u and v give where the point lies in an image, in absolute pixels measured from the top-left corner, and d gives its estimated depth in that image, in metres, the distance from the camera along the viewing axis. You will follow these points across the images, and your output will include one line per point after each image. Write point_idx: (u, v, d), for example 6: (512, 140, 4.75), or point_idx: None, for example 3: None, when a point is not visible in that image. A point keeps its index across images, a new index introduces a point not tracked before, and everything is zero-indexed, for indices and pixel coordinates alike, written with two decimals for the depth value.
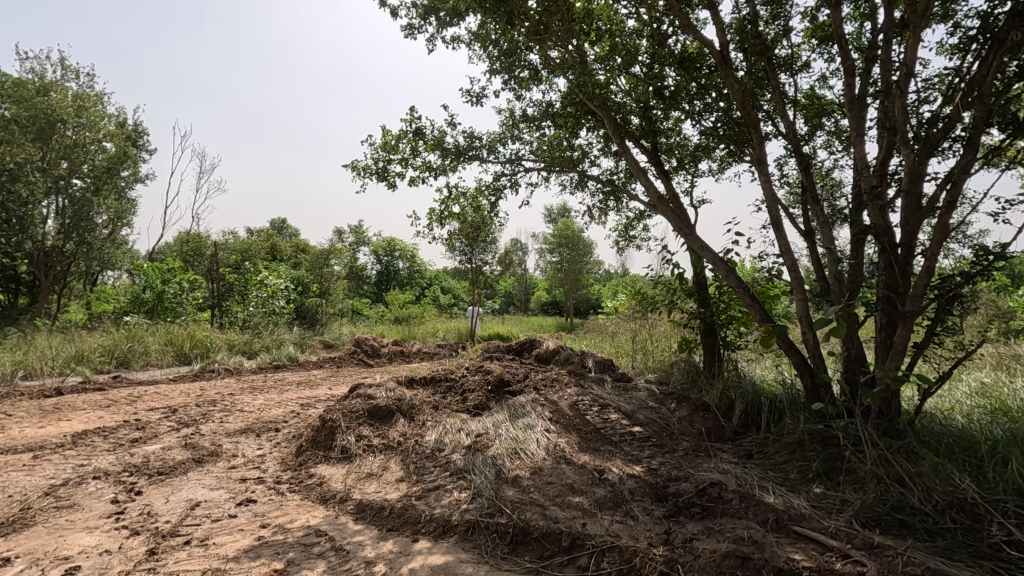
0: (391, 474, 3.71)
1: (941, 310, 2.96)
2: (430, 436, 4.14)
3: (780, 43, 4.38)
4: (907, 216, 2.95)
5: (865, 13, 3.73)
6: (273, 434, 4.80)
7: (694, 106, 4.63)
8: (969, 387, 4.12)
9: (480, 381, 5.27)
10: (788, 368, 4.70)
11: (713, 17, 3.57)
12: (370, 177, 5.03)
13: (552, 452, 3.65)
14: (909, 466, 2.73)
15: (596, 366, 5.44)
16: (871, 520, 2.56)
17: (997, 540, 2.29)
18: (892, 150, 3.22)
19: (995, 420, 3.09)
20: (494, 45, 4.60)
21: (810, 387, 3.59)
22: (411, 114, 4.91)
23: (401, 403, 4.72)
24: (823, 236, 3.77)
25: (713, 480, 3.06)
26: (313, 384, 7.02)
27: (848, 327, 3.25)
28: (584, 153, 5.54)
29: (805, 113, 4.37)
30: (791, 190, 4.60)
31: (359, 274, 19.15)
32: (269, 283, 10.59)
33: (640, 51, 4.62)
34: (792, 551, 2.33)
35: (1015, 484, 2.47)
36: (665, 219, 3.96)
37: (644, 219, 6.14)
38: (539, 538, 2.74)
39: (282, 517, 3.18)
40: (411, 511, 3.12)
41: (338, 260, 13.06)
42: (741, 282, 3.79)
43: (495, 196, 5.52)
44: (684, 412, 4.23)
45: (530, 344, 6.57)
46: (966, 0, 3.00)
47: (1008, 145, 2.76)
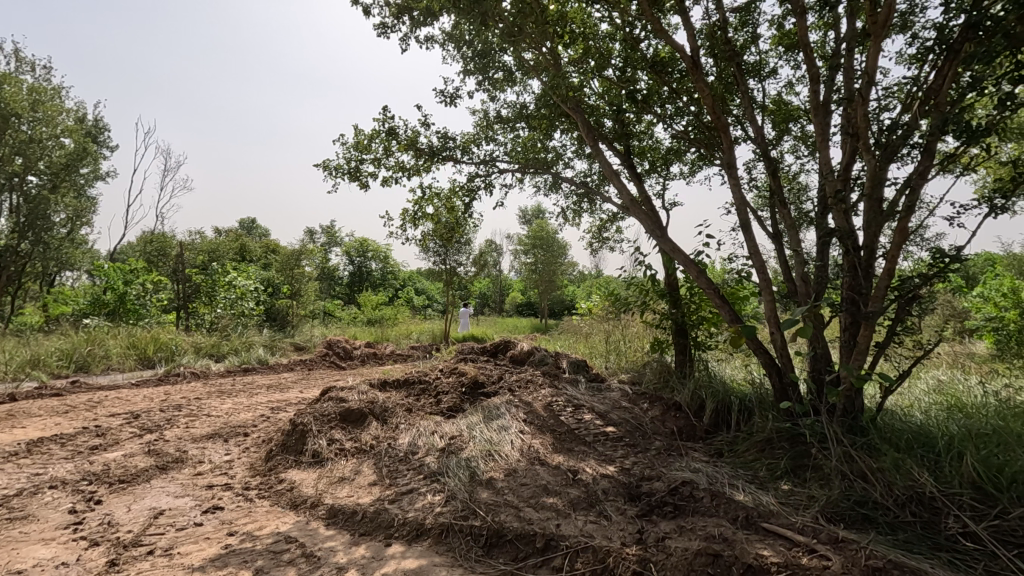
0: (364, 478, 3.65)
1: (901, 310, 3.06)
2: (403, 439, 4.10)
3: (749, 50, 4.47)
4: (869, 220, 3.04)
5: (828, 23, 3.84)
6: (242, 439, 4.69)
7: (666, 109, 4.69)
8: (928, 385, 4.27)
9: (454, 382, 5.25)
10: (757, 368, 4.80)
11: (684, 22, 3.62)
12: (342, 177, 4.97)
13: (526, 453, 3.65)
14: (871, 462, 2.81)
15: (571, 367, 5.47)
16: (836, 515, 2.63)
17: (953, 532, 2.37)
18: (856, 155, 3.30)
19: (953, 417, 3.20)
20: (468, 46, 4.56)
21: (777, 386, 3.66)
22: (385, 113, 4.89)
23: (374, 406, 4.66)
24: (790, 238, 3.85)
25: (684, 479, 3.10)
26: (283, 387, 6.89)
27: (815, 327, 3.32)
28: (558, 155, 5.57)
29: (773, 118, 4.48)
30: (760, 194, 4.69)
31: (331, 274, 18.90)
32: (237, 284, 10.37)
33: (613, 55, 4.65)
34: (761, 547, 2.37)
35: (970, 478, 2.56)
36: (637, 221, 4.00)
37: (617, 221, 6.21)
38: (513, 540, 2.73)
39: (250, 524, 3.10)
40: (384, 515, 3.08)
41: (310, 261, 12.85)
42: (711, 283, 3.84)
43: (469, 196, 5.50)
44: (657, 412, 4.29)
45: (505, 345, 6.57)
46: (923, 12, 3.11)
47: (962, 152, 2.87)
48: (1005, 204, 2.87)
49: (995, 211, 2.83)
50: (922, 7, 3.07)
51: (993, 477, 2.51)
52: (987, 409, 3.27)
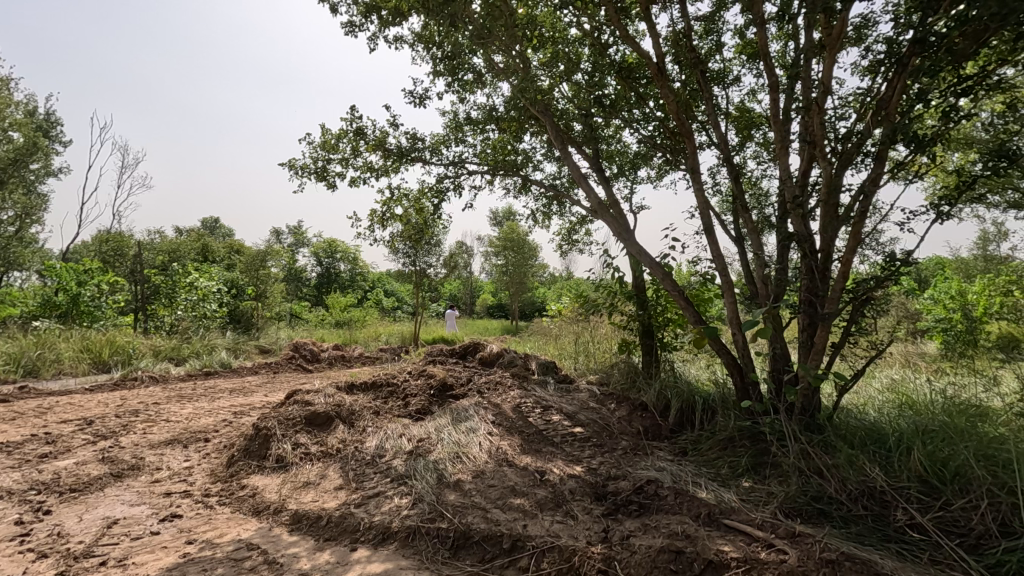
0: (329, 482, 3.61)
1: (855, 312, 3.18)
2: (370, 442, 4.06)
3: (713, 58, 4.59)
4: (825, 225, 3.15)
5: (787, 34, 3.97)
6: (202, 445, 4.56)
7: (633, 114, 4.78)
8: (881, 384, 4.45)
9: (423, 385, 5.22)
10: (720, 368, 4.92)
11: (649, 29, 3.70)
12: (308, 177, 4.92)
13: (494, 454, 3.66)
14: (826, 459, 2.92)
15: (539, 368, 5.51)
16: (794, 510, 2.72)
17: (901, 524, 2.48)
18: (813, 161, 3.42)
19: (904, 414, 3.34)
20: (437, 47, 4.56)
21: (739, 386, 3.76)
22: (352, 112, 4.86)
23: (341, 410, 4.60)
24: (752, 241, 3.96)
25: (650, 478, 3.17)
26: (246, 391, 6.74)
27: (774, 328, 3.43)
28: (528, 158, 5.61)
29: (736, 125, 4.61)
30: (723, 199, 4.81)
31: (298, 275, 18.54)
32: (199, 285, 10.08)
33: (582, 60, 4.72)
34: (721, 543, 2.43)
35: (917, 472, 2.68)
36: (605, 224, 4.06)
37: (586, 224, 6.29)
38: (480, 541, 2.74)
39: (210, 532, 3.02)
40: (350, 519, 3.04)
41: (275, 262, 12.62)
42: (676, 286, 3.93)
43: (438, 198, 5.50)
44: (624, 412, 4.36)
45: (474, 347, 6.57)
46: (876, 26, 3.24)
47: (911, 160, 3.00)
48: (951, 210, 3.01)
49: (941, 217, 2.96)
50: (875, 21, 3.20)
51: (938, 470, 2.64)
52: (935, 406, 3.42)
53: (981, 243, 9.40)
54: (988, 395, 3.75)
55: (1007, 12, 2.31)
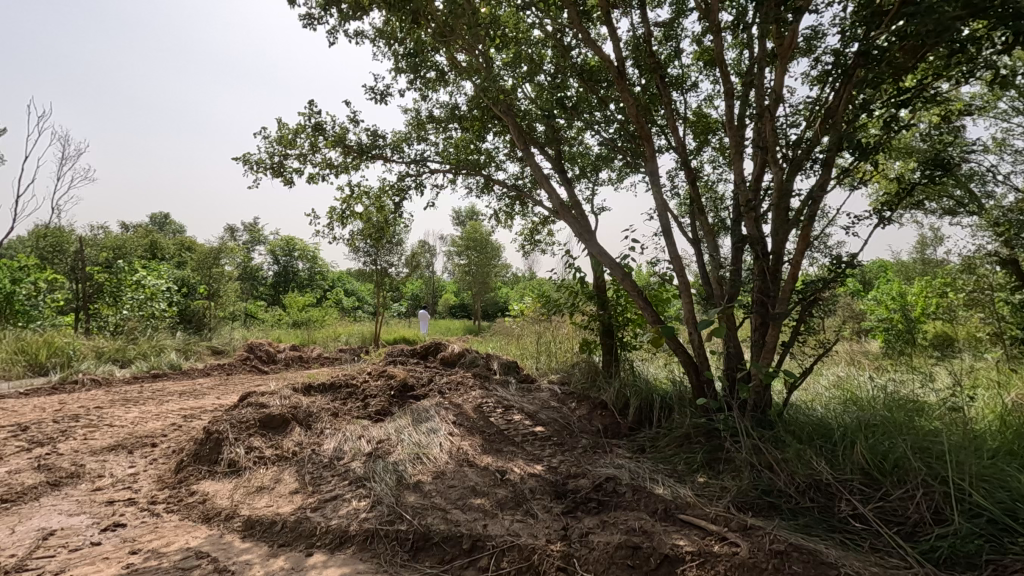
0: (284, 486, 3.51)
1: (803, 312, 3.30)
2: (328, 445, 3.98)
3: (672, 64, 4.69)
4: (776, 228, 3.26)
5: (742, 43, 4.10)
6: (149, 450, 4.36)
7: (595, 117, 4.83)
8: (828, 381, 4.64)
9: (383, 385, 5.14)
10: (677, 366, 5.03)
11: (610, 34, 3.75)
12: (263, 172, 4.77)
13: (455, 455, 3.64)
14: (776, 454, 3.03)
15: (501, 368, 5.52)
16: (746, 504, 2.81)
17: (845, 515, 2.58)
18: (765, 166, 3.53)
19: (848, 409, 3.49)
20: (399, 43, 4.50)
21: (695, 383, 3.84)
22: (310, 107, 4.75)
23: (297, 412, 4.48)
24: (708, 243, 4.06)
25: (608, 475, 3.21)
26: (197, 393, 6.48)
27: (728, 328, 3.52)
28: (490, 157, 5.60)
29: (693, 129, 4.72)
30: (681, 201, 4.92)
31: (253, 273, 17.98)
32: (147, 283, 9.67)
33: (545, 61, 4.75)
34: (677, 538, 2.48)
35: (860, 465, 2.80)
36: (567, 224, 4.09)
37: (549, 224, 6.34)
38: (440, 543, 2.71)
39: (156, 541, 2.89)
40: (306, 524, 2.97)
41: (229, 260, 12.21)
42: (635, 286, 3.99)
43: (400, 196, 5.43)
44: (584, 411, 4.41)
45: (436, 347, 6.52)
46: (825, 38, 3.38)
47: (856, 168, 3.14)
48: (892, 216, 3.16)
49: (883, 222, 3.11)
50: (824, 33, 3.33)
51: (879, 463, 2.77)
52: (877, 402, 3.58)
53: (919, 247, 9.93)
54: (924, 390, 3.96)
55: (942, 29, 2.44)
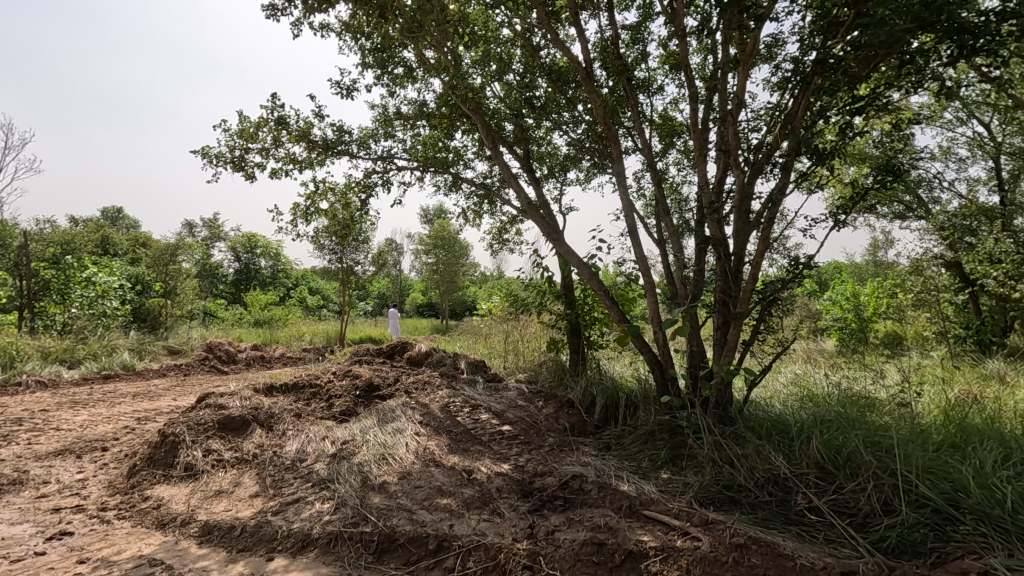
0: (244, 489, 3.41)
1: (763, 312, 3.39)
2: (290, 446, 3.88)
3: (639, 66, 4.75)
4: (738, 229, 3.33)
5: (707, 48, 4.18)
6: (99, 455, 4.17)
7: (563, 117, 4.85)
8: (786, 379, 4.78)
9: (347, 385, 5.05)
10: (642, 365, 5.11)
11: (579, 34, 3.77)
12: (223, 166, 4.62)
13: (421, 455, 3.60)
14: (737, 450, 3.10)
15: (468, 367, 5.49)
16: (707, 499, 2.87)
17: (801, 508, 2.67)
18: (728, 169, 3.61)
19: (805, 406, 3.61)
20: (366, 38, 4.42)
21: (659, 381, 3.90)
22: (273, 100, 4.62)
23: (258, 413, 4.36)
24: (673, 244, 4.13)
25: (575, 473, 3.24)
26: (152, 395, 6.24)
27: (692, 327, 3.59)
28: (459, 156, 5.56)
29: (659, 132, 4.80)
30: (647, 203, 4.99)
31: (213, 271, 17.41)
32: (98, 281, 9.33)
33: (513, 60, 4.74)
34: (641, 534, 2.52)
35: (815, 459, 2.89)
36: (534, 224, 4.10)
37: (517, 224, 6.34)
38: (405, 544, 2.68)
39: (106, 549, 2.77)
40: (266, 528, 2.89)
41: (187, 257, 11.79)
42: (602, 285, 4.02)
43: (366, 193, 5.34)
44: (551, 409, 4.43)
45: (402, 346, 6.44)
46: (785, 46, 3.48)
47: (813, 172, 3.24)
48: (846, 219, 3.27)
49: (838, 225, 3.22)
50: (784, 40, 3.43)
51: (833, 457, 2.87)
52: (831, 398, 3.71)
53: (871, 250, 10.34)
54: (875, 386, 4.14)
55: (893, 39, 2.54)
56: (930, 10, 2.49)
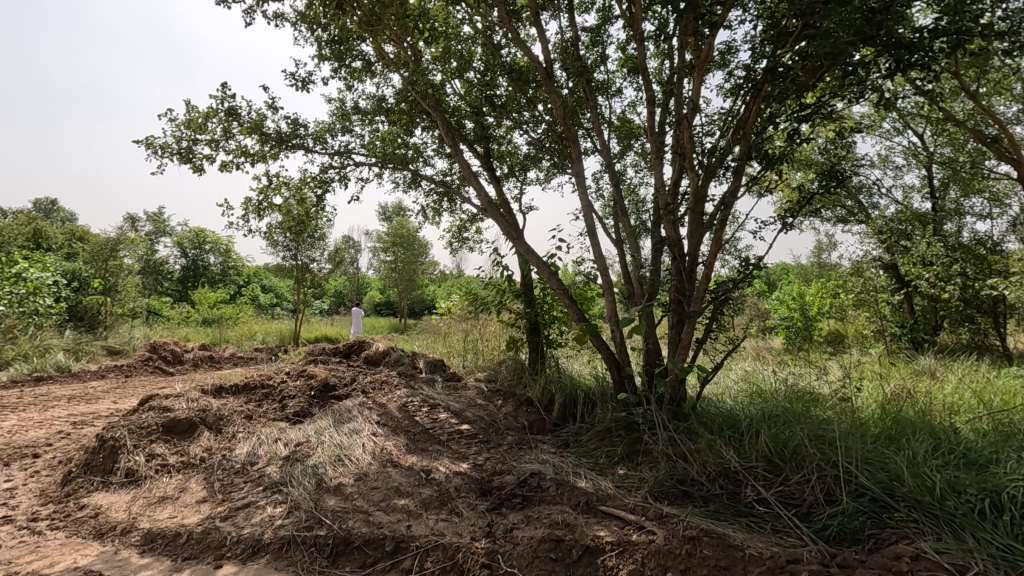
0: (190, 494, 3.27)
1: (715, 311, 3.49)
2: (241, 449, 3.74)
3: (598, 69, 4.81)
4: (693, 231, 3.41)
5: (663, 53, 4.28)
6: (29, 462, 3.91)
7: (523, 117, 4.86)
8: (737, 375, 4.95)
9: (302, 386, 4.92)
10: (600, 363, 5.18)
11: (539, 35, 3.78)
12: (169, 158, 4.41)
13: (378, 456, 3.53)
14: (690, 445, 3.19)
15: (427, 366, 5.43)
16: (662, 493, 2.94)
17: (750, 500, 2.76)
18: (683, 172, 3.69)
19: (754, 402, 3.74)
20: (323, 29, 4.30)
21: (616, 379, 3.97)
22: (224, 89, 4.44)
23: (206, 415, 4.18)
24: (631, 244, 4.20)
25: (533, 471, 3.25)
26: (89, 397, 5.90)
27: (647, 326, 3.66)
28: (418, 152, 5.50)
29: (617, 134, 4.87)
30: (606, 203, 5.06)
31: (157, 267, 16.62)
32: (29, 277, 8.73)
33: (474, 58, 4.71)
34: (598, 529, 2.55)
35: (764, 453, 3.00)
36: (494, 222, 4.09)
37: (477, 222, 6.32)
38: (361, 546, 2.63)
39: (37, 562, 2.60)
40: (214, 534, 2.78)
41: (129, 253, 11.21)
42: (561, 284, 4.05)
43: (322, 189, 5.21)
44: (510, 408, 4.44)
45: (359, 345, 6.32)
46: (737, 53, 3.59)
47: (763, 176, 3.35)
48: (794, 222, 3.40)
49: (786, 227, 3.35)
50: (736, 48, 3.54)
51: (780, 450, 2.98)
52: (779, 394, 3.86)
53: (816, 252, 10.83)
54: (819, 382, 4.33)
55: (837, 51, 2.66)
56: (871, 24, 2.63)
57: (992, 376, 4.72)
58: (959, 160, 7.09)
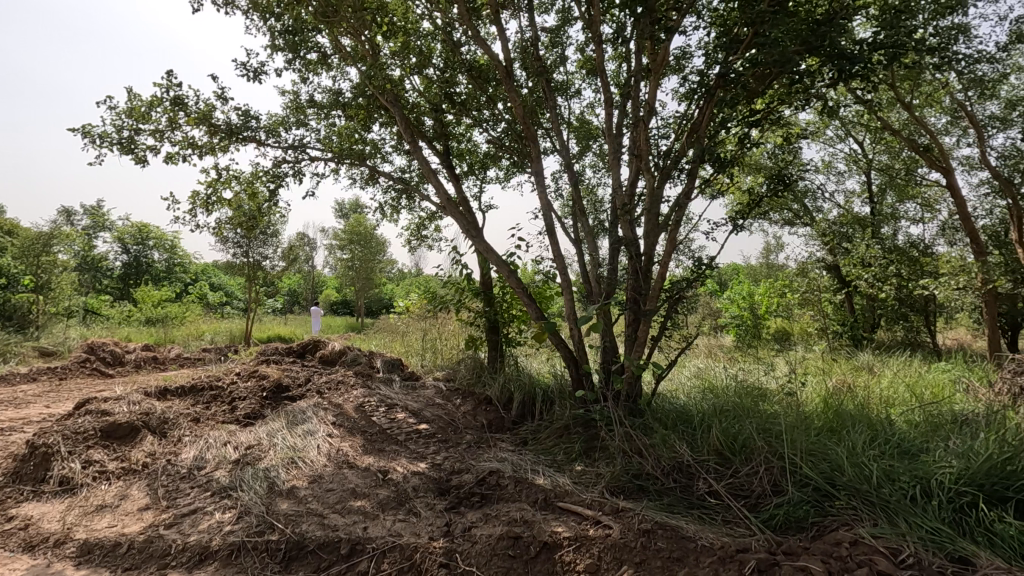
0: (132, 502, 3.11)
1: (670, 309, 3.58)
2: (187, 454, 3.59)
3: (558, 69, 4.85)
4: (648, 231, 3.48)
5: (621, 57, 4.35)
6: None
7: (483, 115, 4.84)
8: (690, 372, 5.09)
9: (253, 387, 4.75)
10: (558, 361, 5.23)
11: (499, 33, 3.78)
12: (108, 148, 4.18)
13: (333, 457, 3.46)
14: (645, 440, 3.26)
15: (385, 366, 5.35)
16: (618, 488, 2.99)
17: (702, 492, 2.84)
18: (639, 173, 3.76)
19: (706, 397, 3.85)
20: (276, 18, 4.16)
21: (574, 377, 4.01)
22: (169, 77, 4.24)
23: (149, 419, 3.99)
24: (589, 243, 4.25)
25: (492, 469, 3.25)
26: (19, 402, 5.53)
27: (605, 324, 3.72)
28: (376, 148, 5.41)
29: (576, 135, 4.93)
30: (565, 203, 5.11)
31: (96, 263, 15.73)
32: None
33: (434, 55, 4.67)
34: (556, 525, 2.57)
35: (716, 447, 3.09)
36: (453, 220, 4.06)
37: (436, 220, 6.26)
38: (315, 550, 2.56)
39: None
40: (157, 543, 2.65)
41: (64, 248, 10.56)
42: (519, 282, 4.06)
43: (275, 183, 5.05)
44: (469, 407, 4.42)
45: (314, 345, 6.17)
46: (692, 59, 3.69)
47: (716, 179, 3.45)
48: (744, 224, 3.53)
49: (736, 229, 3.47)
50: (691, 54, 3.63)
51: (731, 444, 3.08)
52: (730, 390, 3.99)
53: (765, 253, 11.26)
54: (766, 378, 4.50)
55: (785, 60, 2.77)
56: (816, 36, 2.75)
57: (923, 370, 5.02)
58: (895, 167, 7.50)
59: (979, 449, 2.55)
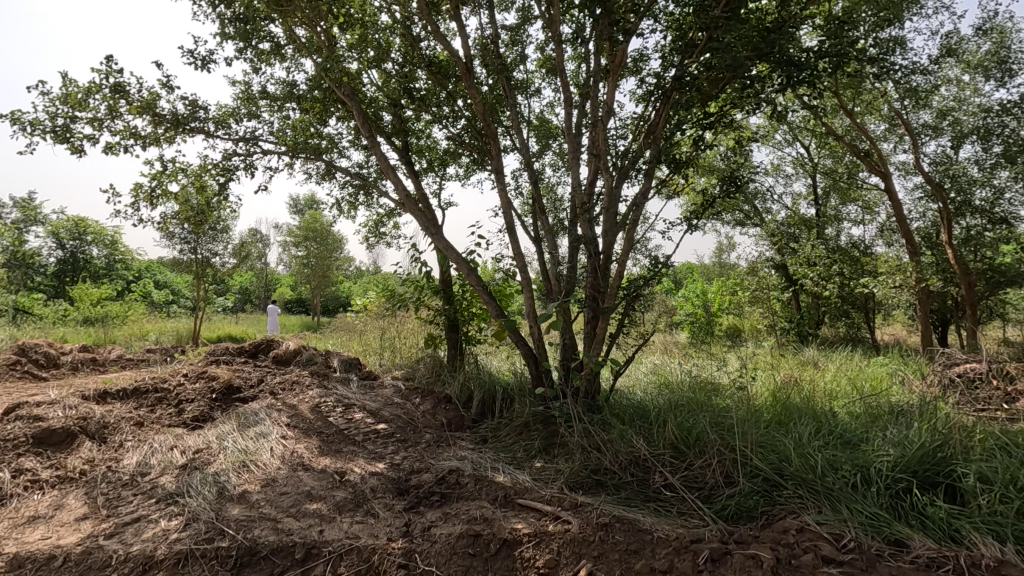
0: (68, 512, 2.93)
1: (627, 307, 3.64)
2: (129, 460, 3.41)
3: (518, 68, 4.84)
4: (607, 230, 3.53)
5: (581, 57, 4.39)
6: None
7: (442, 111, 4.78)
8: (646, 368, 5.20)
9: (202, 388, 4.56)
10: (518, 359, 5.25)
11: (459, 29, 3.74)
12: (40, 135, 3.92)
13: (288, 459, 3.36)
14: (603, 436, 3.30)
15: (341, 365, 5.23)
16: (577, 483, 3.02)
17: (658, 485, 2.91)
18: (598, 172, 3.80)
19: (662, 393, 3.94)
20: (226, 5, 3.99)
21: (534, 374, 4.02)
22: (109, 62, 4.01)
23: (87, 424, 3.77)
24: (549, 241, 4.27)
25: (451, 467, 3.23)
26: None
27: (564, 322, 3.75)
28: (333, 143, 5.28)
29: (536, 133, 4.94)
30: (525, 201, 5.12)
31: (28, 259, 14.74)
32: None
33: (392, 49, 4.60)
34: (516, 521, 2.58)
35: (671, 441, 3.17)
36: (412, 217, 4.00)
37: (394, 217, 6.16)
38: (268, 556, 2.48)
39: None
40: (97, 554, 2.50)
41: None
42: (480, 280, 4.04)
43: (225, 177, 4.85)
44: (428, 406, 4.38)
45: (267, 344, 5.98)
46: (649, 61, 3.76)
47: (671, 179, 3.53)
48: (698, 223, 3.62)
49: (690, 228, 3.56)
50: (648, 56, 3.69)
51: (685, 438, 3.16)
52: (684, 385, 4.09)
53: (718, 252, 11.60)
54: (718, 373, 4.64)
55: (738, 65, 2.85)
56: (766, 42, 2.85)
57: (863, 365, 5.28)
58: (838, 170, 7.86)
59: (913, 438, 2.70)
